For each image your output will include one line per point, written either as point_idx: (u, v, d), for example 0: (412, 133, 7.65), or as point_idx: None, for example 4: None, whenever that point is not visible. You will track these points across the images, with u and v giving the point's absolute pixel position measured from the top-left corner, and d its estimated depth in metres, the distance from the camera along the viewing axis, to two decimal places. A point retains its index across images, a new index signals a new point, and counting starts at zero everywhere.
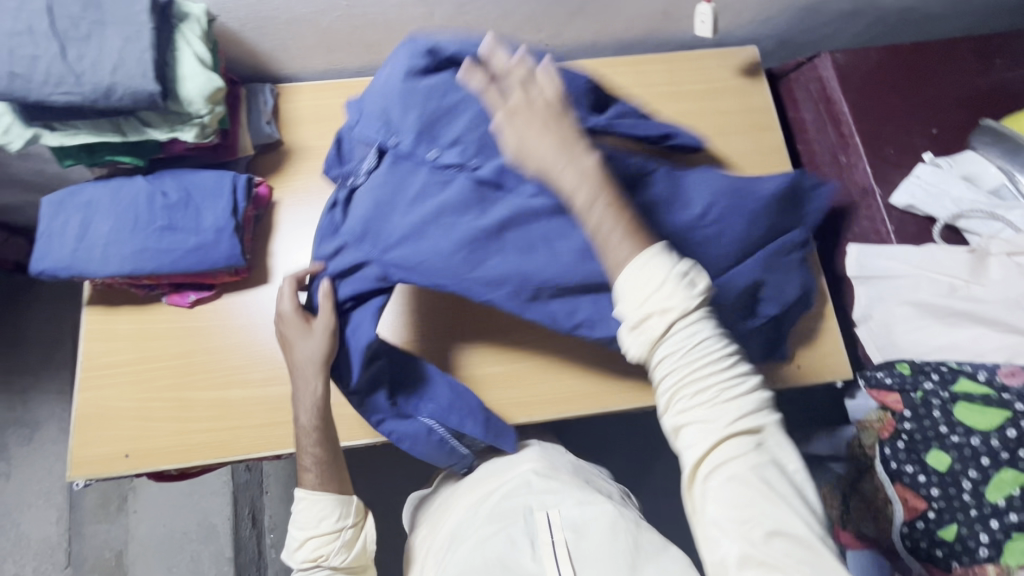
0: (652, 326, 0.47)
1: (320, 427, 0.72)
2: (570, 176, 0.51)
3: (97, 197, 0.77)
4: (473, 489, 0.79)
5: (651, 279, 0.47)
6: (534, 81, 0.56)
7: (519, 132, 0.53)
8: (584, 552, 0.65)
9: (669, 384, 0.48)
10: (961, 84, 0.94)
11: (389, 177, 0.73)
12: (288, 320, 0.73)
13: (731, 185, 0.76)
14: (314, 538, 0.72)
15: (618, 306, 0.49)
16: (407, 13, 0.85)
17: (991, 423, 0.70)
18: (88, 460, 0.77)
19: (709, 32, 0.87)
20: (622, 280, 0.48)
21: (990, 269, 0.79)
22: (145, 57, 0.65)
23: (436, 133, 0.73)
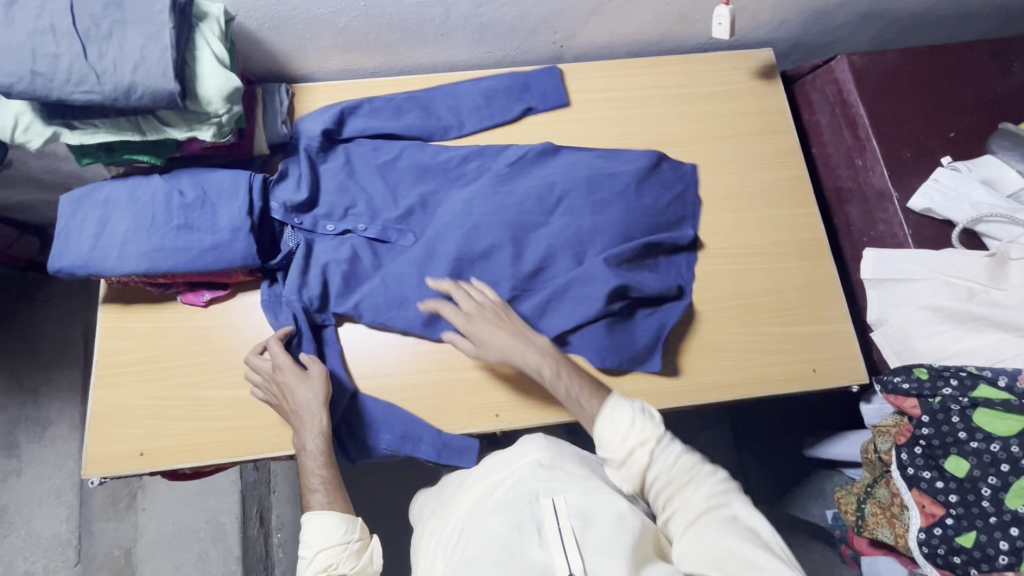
0: (632, 460, 0.64)
1: (326, 463, 0.74)
2: (536, 355, 0.75)
3: (114, 195, 0.77)
4: (478, 481, 0.76)
5: (619, 422, 0.65)
6: (489, 289, 0.81)
7: (490, 324, 0.78)
8: (594, 542, 0.62)
9: (657, 490, 0.63)
10: (979, 87, 0.93)
11: (318, 252, 0.84)
12: (278, 371, 0.76)
13: (584, 176, 0.88)
14: (323, 551, 0.71)
15: (603, 450, 0.66)
16: (424, 14, 0.85)
17: (1010, 429, 0.70)
18: (103, 458, 0.77)
19: (727, 34, 0.87)
20: (601, 429, 0.66)
21: (1010, 274, 0.77)
22: (165, 57, 0.66)
23: (333, 204, 0.86)
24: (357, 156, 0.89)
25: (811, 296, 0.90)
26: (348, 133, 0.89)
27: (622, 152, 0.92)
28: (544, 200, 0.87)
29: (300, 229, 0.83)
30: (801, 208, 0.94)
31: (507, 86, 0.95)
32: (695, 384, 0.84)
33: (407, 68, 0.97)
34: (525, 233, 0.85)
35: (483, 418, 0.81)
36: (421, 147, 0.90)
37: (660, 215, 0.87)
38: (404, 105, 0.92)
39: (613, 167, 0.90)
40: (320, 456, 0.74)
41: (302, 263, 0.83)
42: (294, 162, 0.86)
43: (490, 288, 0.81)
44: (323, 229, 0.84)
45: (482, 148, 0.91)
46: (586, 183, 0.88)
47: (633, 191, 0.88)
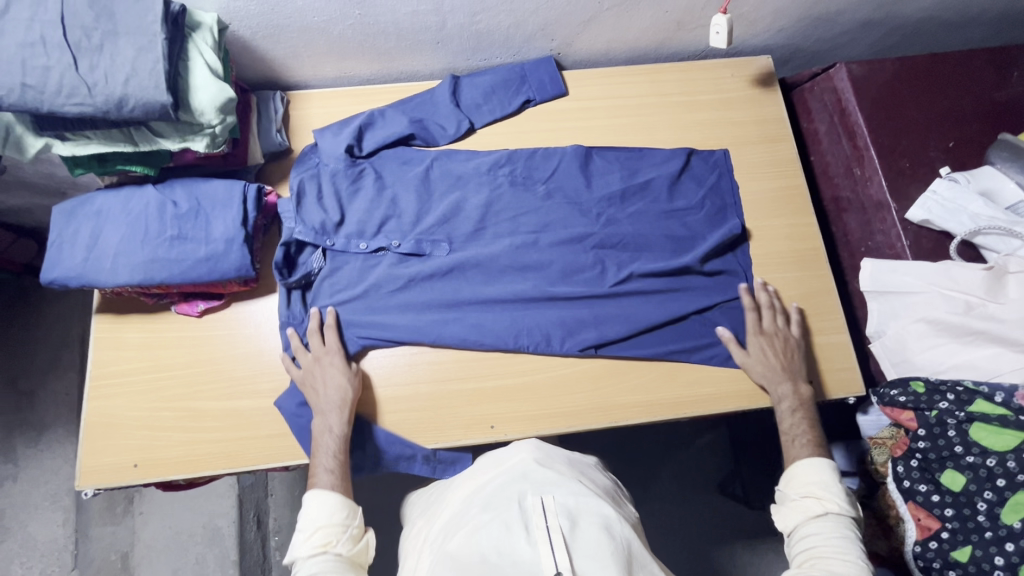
0: (806, 505, 0.72)
1: (340, 449, 0.75)
2: (789, 393, 0.81)
3: (108, 206, 0.77)
4: (468, 483, 0.75)
5: (815, 477, 0.73)
6: (778, 316, 0.86)
7: (760, 357, 0.83)
8: (581, 543, 0.61)
9: (807, 540, 0.70)
10: (979, 96, 0.93)
11: (349, 273, 0.85)
12: (324, 356, 0.79)
13: (616, 190, 0.91)
14: (324, 527, 0.70)
15: (785, 485, 0.76)
16: (420, 23, 0.85)
17: (1008, 445, 0.69)
18: (96, 469, 0.77)
19: (724, 43, 0.86)
20: (793, 468, 0.76)
21: (1007, 287, 0.77)
22: (157, 68, 0.65)
23: (362, 221, 0.86)
24: (385, 172, 0.89)
25: (808, 306, 0.89)
26: (371, 149, 0.89)
27: (649, 153, 0.94)
28: (567, 214, 0.89)
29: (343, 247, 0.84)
30: (800, 218, 0.94)
31: (506, 80, 0.94)
32: (690, 394, 0.84)
33: (403, 74, 0.97)
34: (552, 243, 0.88)
35: (479, 429, 0.81)
36: (452, 156, 0.91)
37: (699, 226, 0.91)
38: (419, 109, 0.92)
39: (636, 176, 0.92)
40: (337, 439, 0.76)
41: (332, 282, 0.84)
42: (311, 179, 0.86)
43: (780, 315, 0.86)
44: (365, 246, 0.85)
45: (512, 153, 0.92)
46: (619, 194, 0.91)
47: (657, 210, 0.91)
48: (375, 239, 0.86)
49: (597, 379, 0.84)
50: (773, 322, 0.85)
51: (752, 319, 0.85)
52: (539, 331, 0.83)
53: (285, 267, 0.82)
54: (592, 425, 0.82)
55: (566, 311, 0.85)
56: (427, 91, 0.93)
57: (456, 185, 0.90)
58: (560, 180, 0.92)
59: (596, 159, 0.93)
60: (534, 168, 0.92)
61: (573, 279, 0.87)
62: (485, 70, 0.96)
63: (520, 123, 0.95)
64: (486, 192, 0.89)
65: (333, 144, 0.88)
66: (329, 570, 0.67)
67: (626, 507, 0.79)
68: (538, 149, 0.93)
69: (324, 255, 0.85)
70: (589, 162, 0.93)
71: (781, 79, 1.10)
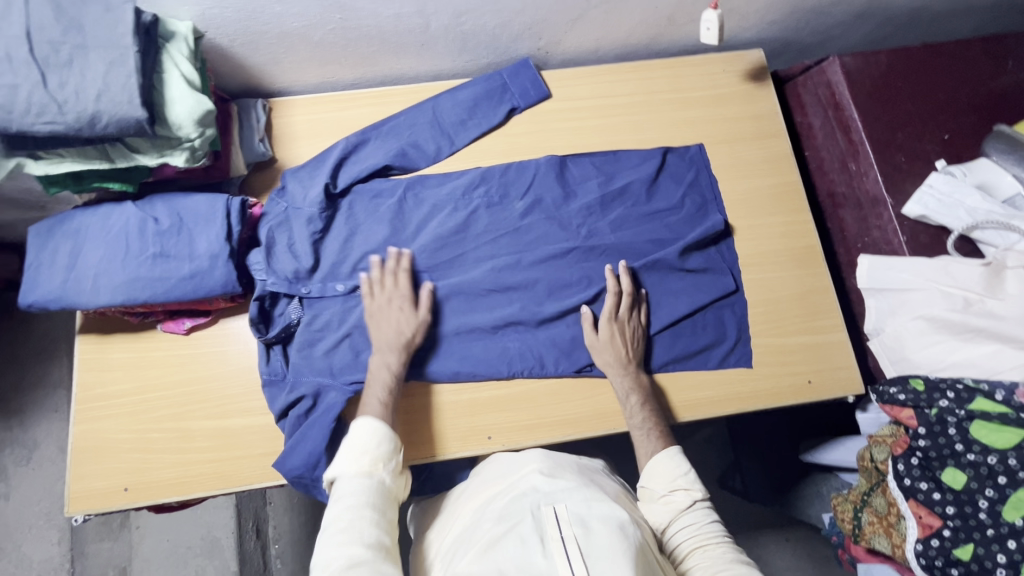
0: (676, 498, 0.71)
1: (391, 385, 0.76)
2: (621, 382, 0.79)
3: (87, 224, 0.75)
4: (479, 497, 0.73)
5: (677, 467, 0.73)
6: (627, 306, 0.83)
7: (599, 345, 0.81)
8: (596, 549, 0.58)
9: (686, 535, 0.68)
10: (974, 87, 0.91)
11: (333, 317, 0.82)
12: (394, 299, 0.80)
13: (596, 197, 0.89)
14: (370, 452, 0.69)
15: (646, 482, 0.73)
16: (403, 25, 0.82)
17: (1008, 442, 0.68)
18: (85, 494, 0.76)
19: (714, 40, 0.84)
20: (650, 463, 0.74)
21: (1005, 282, 0.77)
22: (130, 82, 0.63)
23: (339, 263, 0.83)
24: (360, 205, 0.86)
25: (805, 305, 0.89)
26: (345, 184, 0.85)
27: (625, 154, 0.93)
28: (550, 226, 0.88)
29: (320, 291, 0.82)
30: (794, 215, 0.93)
31: (487, 90, 0.91)
32: (688, 399, 0.83)
33: (387, 78, 0.94)
34: (534, 258, 0.86)
35: (475, 440, 0.80)
36: (425, 181, 0.88)
37: (678, 226, 0.90)
38: (392, 136, 0.89)
39: (614, 182, 0.91)
40: (391, 375, 0.76)
41: (313, 331, 0.81)
42: (280, 226, 0.81)
43: (632, 305, 0.83)
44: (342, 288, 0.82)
45: (485, 172, 0.89)
46: (598, 203, 0.89)
47: (644, 216, 0.90)
48: (354, 278, 0.83)
49: (593, 386, 0.83)
50: (628, 309, 0.83)
51: (610, 302, 0.82)
52: (531, 357, 0.82)
53: (261, 321, 0.79)
54: (590, 432, 0.81)
55: (554, 337, 0.84)
56: (401, 114, 0.89)
57: (428, 203, 0.87)
58: (537, 192, 0.89)
59: (572, 166, 0.91)
60: (510, 185, 0.89)
61: (556, 298, 0.85)
62: (462, 83, 0.92)
63: (509, 126, 0.93)
64: (460, 216, 0.87)
65: (303, 185, 0.83)
66: (370, 494, 0.66)
67: (638, 511, 0.77)
68: (511, 164, 0.90)
69: (301, 304, 0.82)
70: (566, 172, 0.91)
71: (773, 72, 1.08)
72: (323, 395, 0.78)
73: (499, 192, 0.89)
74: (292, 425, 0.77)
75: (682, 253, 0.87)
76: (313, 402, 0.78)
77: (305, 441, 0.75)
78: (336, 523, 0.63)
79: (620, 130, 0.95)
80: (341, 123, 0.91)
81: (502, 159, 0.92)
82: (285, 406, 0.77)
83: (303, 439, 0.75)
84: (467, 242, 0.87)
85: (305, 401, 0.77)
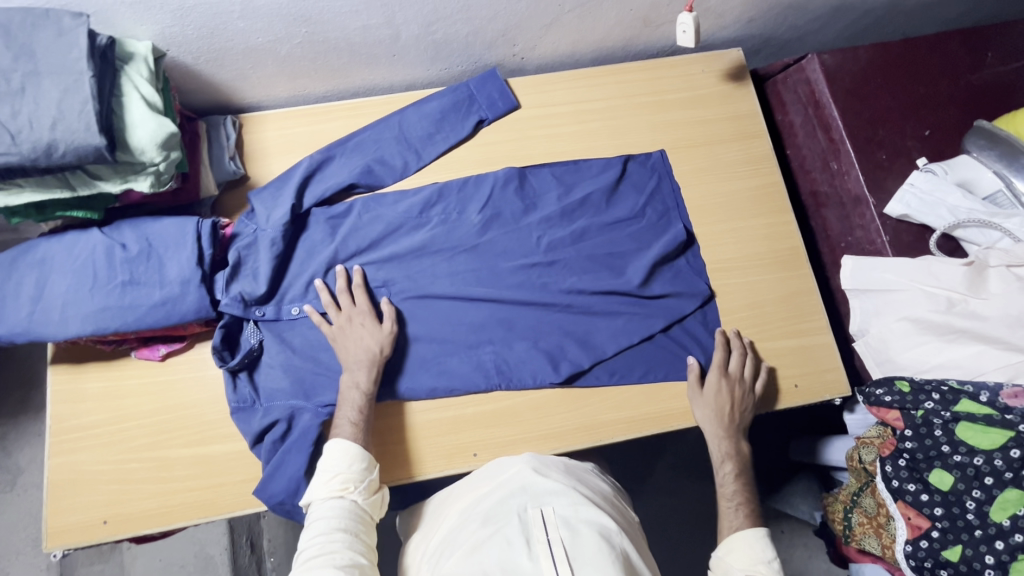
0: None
1: (363, 405, 0.75)
2: (719, 450, 0.80)
3: (51, 253, 0.73)
4: (462, 496, 0.72)
5: (759, 551, 0.71)
6: (742, 362, 0.82)
7: (707, 406, 0.80)
8: (584, 553, 0.59)
9: None
10: (953, 81, 0.91)
11: (290, 339, 0.81)
12: (354, 318, 0.79)
13: (562, 207, 0.88)
14: (341, 474, 0.69)
15: (727, 559, 0.71)
16: (372, 36, 0.81)
17: (994, 443, 0.67)
18: (64, 529, 0.74)
19: (691, 42, 0.82)
20: (733, 540, 0.72)
21: (988, 281, 0.76)
22: (86, 109, 0.60)
23: (296, 284, 0.82)
24: (319, 225, 0.84)
25: (790, 309, 0.88)
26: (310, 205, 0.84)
27: (585, 165, 0.91)
28: (528, 238, 0.87)
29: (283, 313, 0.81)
30: (777, 217, 0.92)
31: (453, 103, 0.90)
32: (675, 407, 0.82)
33: (360, 89, 0.92)
34: (513, 271, 0.85)
35: (460, 458, 0.79)
36: (382, 198, 0.86)
37: (649, 235, 0.88)
38: (358, 152, 0.87)
39: (574, 192, 0.89)
40: (362, 394, 0.75)
41: (278, 353, 0.80)
42: (249, 248, 0.79)
43: (746, 362, 0.83)
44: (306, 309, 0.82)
45: (441, 188, 0.87)
46: (559, 215, 0.88)
47: (621, 226, 0.89)
48: (310, 299, 0.83)
49: (578, 397, 0.82)
50: (741, 367, 0.82)
51: (721, 356, 0.82)
52: (510, 373, 0.81)
53: (225, 348, 0.78)
54: (576, 444, 0.80)
55: (534, 347, 0.82)
56: (366, 129, 0.88)
57: (398, 220, 0.86)
58: (497, 206, 0.87)
59: (532, 176, 0.90)
60: (468, 199, 0.87)
61: (533, 309, 0.84)
62: (430, 96, 0.90)
63: (486, 136, 0.92)
64: (431, 231, 0.86)
65: (268, 206, 0.82)
66: (341, 518, 0.68)
67: (628, 512, 0.75)
68: (469, 177, 0.89)
69: (257, 326, 0.81)
70: (525, 183, 0.89)
71: (752, 70, 1.07)
72: (296, 420, 0.78)
73: (474, 205, 0.87)
74: (269, 451, 0.76)
75: (654, 261, 0.86)
76: (287, 426, 0.77)
77: (286, 467, 0.75)
78: (307, 550, 0.64)
79: (599, 136, 0.93)
80: (314, 137, 0.89)
81: (481, 169, 0.91)
82: (258, 431, 0.76)
83: (283, 465, 0.75)
84: (443, 256, 0.85)
85: (281, 424, 0.77)
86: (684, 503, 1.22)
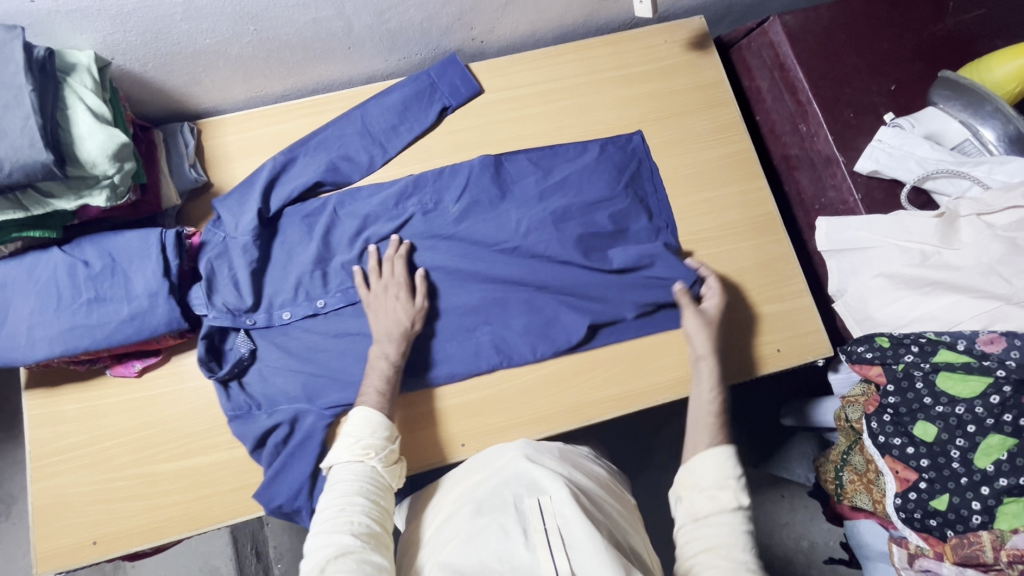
0: (723, 497, 0.64)
1: (390, 376, 0.75)
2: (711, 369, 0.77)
3: (11, 275, 0.70)
4: (459, 487, 0.71)
5: (730, 469, 0.66)
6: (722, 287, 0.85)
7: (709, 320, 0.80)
8: (577, 535, 0.59)
9: (714, 535, 0.62)
10: (914, 32, 0.90)
11: (282, 347, 0.80)
12: (390, 287, 0.79)
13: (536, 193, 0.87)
14: (365, 441, 0.68)
15: (697, 475, 0.67)
16: (325, 29, 0.78)
17: (973, 391, 0.68)
18: (54, 553, 0.73)
19: (649, 12, 0.81)
20: (700, 457, 0.68)
21: (960, 232, 0.76)
22: (29, 125, 0.59)
23: (280, 290, 0.81)
24: (293, 226, 0.83)
25: (768, 273, 0.88)
26: (278, 206, 0.82)
27: (561, 149, 0.90)
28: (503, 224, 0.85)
29: (273, 320, 0.81)
30: (749, 183, 0.91)
31: (415, 92, 0.88)
32: (663, 380, 0.82)
33: (319, 85, 0.90)
34: (489, 259, 0.84)
35: (450, 449, 0.79)
36: (355, 193, 0.85)
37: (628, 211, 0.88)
38: (322, 150, 0.85)
39: (546, 176, 0.88)
40: (390, 365, 0.75)
41: (271, 362, 0.80)
42: (221, 257, 0.78)
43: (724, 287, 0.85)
44: (294, 313, 0.81)
45: (416, 179, 0.86)
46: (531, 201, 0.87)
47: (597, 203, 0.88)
48: (298, 302, 0.81)
49: (566, 381, 0.82)
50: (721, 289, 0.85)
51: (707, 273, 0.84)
52: (494, 360, 0.81)
53: (211, 358, 0.78)
54: (566, 425, 0.80)
55: (519, 331, 0.82)
56: (328, 126, 0.86)
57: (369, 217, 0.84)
58: (471, 195, 0.86)
59: (506, 163, 0.88)
60: (441, 189, 0.86)
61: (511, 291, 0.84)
62: (390, 87, 0.89)
63: (452, 126, 0.90)
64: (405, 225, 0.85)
65: (235, 214, 0.79)
66: (362, 483, 0.66)
67: (625, 496, 0.76)
68: (443, 168, 0.87)
69: (249, 335, 0.80)
70: (500, 170, 0.88)
71: (717, 38, 1.06)
72: (298, 422, 0.77)
73: (443, 195, 0.86)
74: (271, 455, 0.76)
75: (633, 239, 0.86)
76: (289, 428, 0.77)
77: (288, 472, 0.75)
78: (326, 511, 0.64)
79: (566, 116, 0.92)
80: (277, 138, 0.88)
81: (449, 158, 0.89)
82: (260, 434, 0.76)
83: (285, 469, 0.75)
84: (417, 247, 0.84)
85: (282, 428, 0.76)
86: None
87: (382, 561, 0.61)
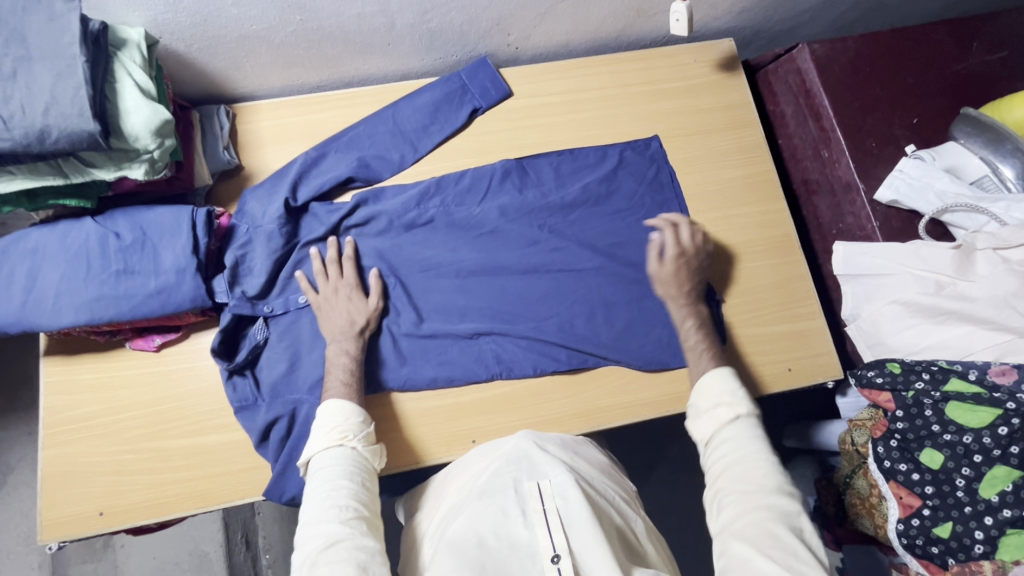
0: (721, 413, 0.69)
1: (354, 369, 0.75)
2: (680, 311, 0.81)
3: (44, 243, 0.71)
4: (462, 474, 0.71)
5: (725, 389, 0.71)
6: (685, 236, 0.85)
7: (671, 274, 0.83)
8: (575, 515, 0.60)
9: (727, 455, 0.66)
10: (938, 69, 0.92)
11: (291, 334, 0.81)
12: (341, 289, 0.80)
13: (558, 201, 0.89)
14: (340, 427, 0.69)
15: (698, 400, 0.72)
16: (367, 24, 0.80)
17: (982, 421, 0.68)
18: (60, 520, 0.73)
19: (685, 30, 0.83)
20: (704, 378, 0.73)
21: (976, 264, 0.77)
22: (80, 94, 0.60)
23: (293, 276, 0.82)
24: (319, 216, 0.84)
25: (781, 295, 0.89)
26: (305, 198, 0.83)
27: (581, 159, 0.92)
28: (525, 228, 0.88)
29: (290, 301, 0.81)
30: (768, 204, 0.93)
31: (448, 93, 0.90)
32: (671, 391, 0.83)
33: (354, 79, 0.92)
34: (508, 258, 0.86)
35: (460, 447, 0.80)
36: (381, 193, 0.86)
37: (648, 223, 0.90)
38: (354, 145, 0.87)
39: (570, 182, 0.90)
40: (352, 359, 0.76)
41: (280, 348, 0.80)
42: (246, 246, 0.79)
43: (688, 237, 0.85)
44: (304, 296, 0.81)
45: (439, 181, 0.87)
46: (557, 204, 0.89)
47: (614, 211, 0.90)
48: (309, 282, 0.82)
49: (577, 385, 0.83)
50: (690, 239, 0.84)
51: (670, 234, 0.85)
52: (507, 359, 0.82)
53: (224, 349, 0.78)
54: (574, 429, 0.81)
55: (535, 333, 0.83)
56: (360, 123, 0.88)
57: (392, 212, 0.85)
58: (496, 202, 0.88)
59: (528, 170, 0.90)
60: (464, 192, 0.88)
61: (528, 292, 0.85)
62: (423, 87, 0.90)
63: (482, 129, 0.92)
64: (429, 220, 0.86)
65: (264, 202, 0.81)
66: (346, 465, 0.66)
67: (625, 481, 0.76)
68: (465, 172, 0.89)
69: (266, 322, 0.81)
70: (525, 174, 0.90)
71: (744, 61, 1.09)
72: (299, 414, 0.78)
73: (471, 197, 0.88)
74: (275, 450, 0.76)
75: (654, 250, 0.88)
76: (290, 423, 0.77)
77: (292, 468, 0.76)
78: (312, 497, 0.64)
79: (594, 126, 0.94)
80: (309, 127, 0.89)
81: (476, 159, 0.91)
82: (263, 428, 0.76)
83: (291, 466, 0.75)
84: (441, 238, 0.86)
85: (282, 421, 0.77)
86: (683, 492, 1.21)
87: (374, 547, 0.62)
